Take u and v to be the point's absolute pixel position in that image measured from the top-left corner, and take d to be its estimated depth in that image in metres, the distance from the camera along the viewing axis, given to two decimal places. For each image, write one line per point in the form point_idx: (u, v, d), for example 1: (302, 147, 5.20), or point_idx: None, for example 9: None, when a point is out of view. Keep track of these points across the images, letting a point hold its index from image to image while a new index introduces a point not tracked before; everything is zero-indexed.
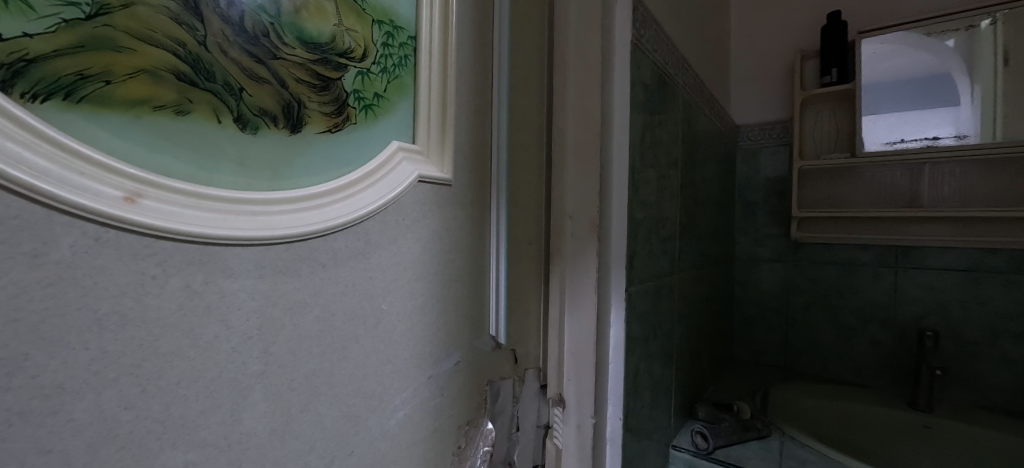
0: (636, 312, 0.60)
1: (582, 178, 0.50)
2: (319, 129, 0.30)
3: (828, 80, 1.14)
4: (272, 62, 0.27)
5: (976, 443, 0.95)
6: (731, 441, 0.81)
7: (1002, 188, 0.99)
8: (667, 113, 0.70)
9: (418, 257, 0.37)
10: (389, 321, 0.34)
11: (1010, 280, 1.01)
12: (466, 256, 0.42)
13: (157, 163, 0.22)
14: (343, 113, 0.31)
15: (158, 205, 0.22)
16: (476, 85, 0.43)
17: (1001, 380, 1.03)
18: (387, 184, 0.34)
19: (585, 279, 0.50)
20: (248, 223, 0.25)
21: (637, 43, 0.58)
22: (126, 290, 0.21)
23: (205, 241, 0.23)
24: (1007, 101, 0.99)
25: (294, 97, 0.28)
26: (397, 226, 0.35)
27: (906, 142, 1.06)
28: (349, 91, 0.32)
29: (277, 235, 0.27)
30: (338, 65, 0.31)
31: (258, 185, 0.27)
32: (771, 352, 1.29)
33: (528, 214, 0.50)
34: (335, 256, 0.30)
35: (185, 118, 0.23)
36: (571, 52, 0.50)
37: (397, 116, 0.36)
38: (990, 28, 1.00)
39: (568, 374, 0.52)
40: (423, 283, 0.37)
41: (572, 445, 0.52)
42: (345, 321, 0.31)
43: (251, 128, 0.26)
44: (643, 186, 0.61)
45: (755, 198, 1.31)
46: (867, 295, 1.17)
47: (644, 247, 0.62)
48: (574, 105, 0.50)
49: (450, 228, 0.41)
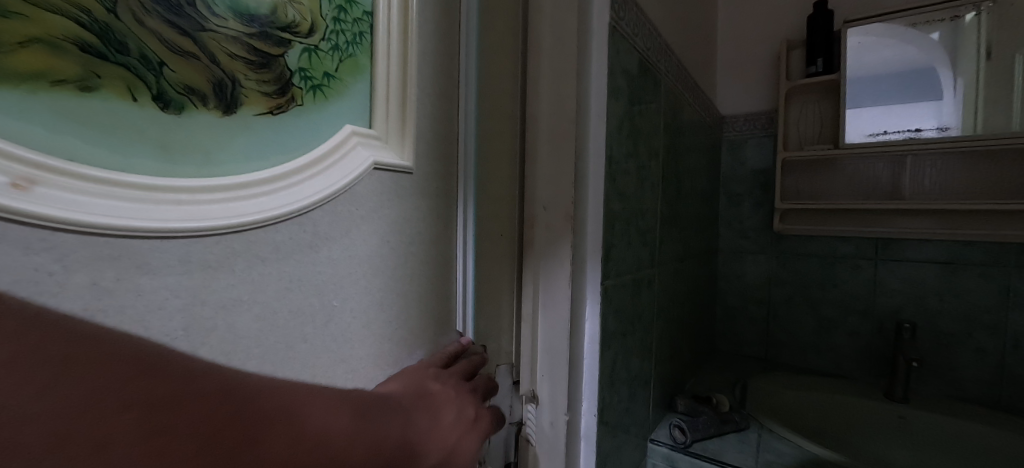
0: (613, 307, 0.58)
1: (556, 167, 0.48)
2: (258, 110, 0.28)
3: (814, 71, 1.12)
4: (200, 35, 0.25)
5: (950, 432, 0.95)
6: (709, 434, 0.80)
7: (981, 180, 1.00)
8: (649, 100, 0.68)
9: (374, 249, 0.34)
10: (342, 318, 0.32)
11: (986, 273, 1.01)
12: (431, 250, 0.40)
13: (55, 145, 0.20)
14: (286, 94, 0.29)
15: (57, 192, 0.20)
16: (442, 70, 0.41)
17: (975, 371, 1.03)
18: (337, 171, 0.31)
19: (560, 273, 0.49)
20: (171, 214, 0.23)
21: (617, 26, 0.55)
22: (17, 289, 0.19)
23: (114, 233, 0.21)
24: (989, 93, 0.98)
25: (227, 74, 0.26)
26: (350, 216, 0.32)
27: (890, 134, 1.06)
28: (294, 69, 0.29)
29: (206, 226, 0.24)
30: (281, 41, 0.29)
31: (185, 171, 0.24)
32: (753, 344, 1.30)
33: (499, 205, 0.47)
34: (278, 249, 0.28)
35: (91, 95, 0.21)
36: (545, 34, 0.47)
37: (350, 97, 0.33)
38: (975, 19, 0.99)
39: (542, 370, 0.50)
40: (380, 278, 0.35)
41: (546, 442, 0.51)
42: (289, 320, 0.29)
43: (175, 108, 0.24)
44: (621, 177, 0.59)
45: (740, 190, 1.30)
46: (848, 287, 1.16)
47: (622, 239, 0.60)
48: (548, 90, 0.48)
49: (413, 218, 0.38)
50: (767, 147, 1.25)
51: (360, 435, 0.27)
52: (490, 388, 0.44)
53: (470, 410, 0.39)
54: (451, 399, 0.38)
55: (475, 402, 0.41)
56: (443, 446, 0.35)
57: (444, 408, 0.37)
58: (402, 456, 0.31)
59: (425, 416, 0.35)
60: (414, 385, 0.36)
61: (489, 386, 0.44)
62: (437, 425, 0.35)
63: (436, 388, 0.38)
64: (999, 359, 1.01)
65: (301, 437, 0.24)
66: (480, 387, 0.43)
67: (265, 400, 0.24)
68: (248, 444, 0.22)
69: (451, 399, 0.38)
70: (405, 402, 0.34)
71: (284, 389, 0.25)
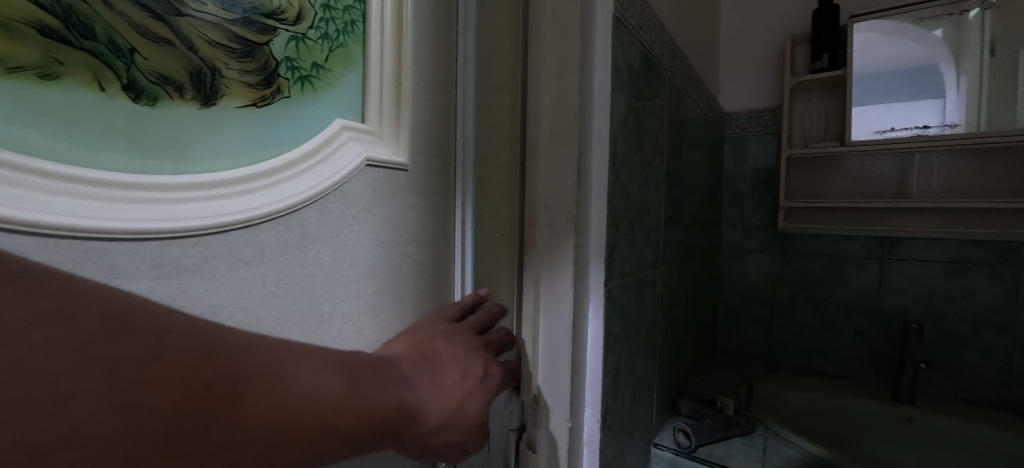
0: (616, 308, 0.56)
1: (559, 163, 0.46)
2: (242, 102, 0.26)
3: (819, 66, 1.11)
4: (176, 20, 0.23)
5: (958, 435, 0.93)
6: (713, 438, 0.78)
7: (990, 178, 0.98)
8: (653, 96, 0.66)
9: (368, 250, 0.32)
10: (333, 324, 0.30)
11: (995, 273, 1.00)
12: (428, 251, 0.38)
13: (14, 137, 0.18)
14: (272, 85, 0.27)
15: (14, 190, 0.18)
16: (439, 62, 0.39)
17: (983, 372, 1.02)
18: (328, 168, 0.29)
19: (563, 273, 0.47)
20: (144, 213, 0.21)
21: (620, 18, 0.53)
22: None
23: (80, 234, 0.20)
24: (996, 89, 0.96)
25: (207, 63, 0.24)
26: (342, 216, 0.30)
27: (898, 131, 1.04)
28: (281, 59, 0.28)
29: (184, 226, 0.23)
30: (266, 28, 0.27)
31: (160, 167, 0.22)
32: (755, 344, 1.28)
33: (499, 203, 0.46)
34: (263, 251, 0.26)
35: (54, 84, 0.19)
36: (547, 26, 0.46)
37: (341, 89, 0.31)
38: (978, 16, 0.98)
39: (544, 374, 0.49)
40: (374, 281, 0.33)
41: (548, 450, 0.49)
42: (275, 326, 0.27)
43: (148, 98, 0.22)
44: (625, 175, 0.57)
45: (743, 188, 1.28)
46: (852, 286, 1.15)
47: (626, 239, 0.58)
48: (549, 85, 0.46)
49: (408, 217, 0.36)
50: (771, 145, 1.23)
51: (353, 398, 0.27)
52: (506, 341, 0.44)
53: (478, 367, 0.38)
54: (457, 358, 0.36)
55: (486, 359, 0.39)
56: (441, 413, 0.33)
57: (448, 369, 0.35)
58: (398, 424, 0.30)
59: (424, 381, 0.33)
60: (418, 347, 0.35)
61: (505, 339, 0.44)
62: (439, 386, 0.34)
63: (441, 345, 0.36)
64: (1007, 360, 0.99)
65: (287, 401, 0.24)
66: (495, 340, 0.43)
67: (252, 361, 0.23)
68: (225, 407, 0.22)
69: (457, 357, 0.36)
70: (406, 365, 0.33)
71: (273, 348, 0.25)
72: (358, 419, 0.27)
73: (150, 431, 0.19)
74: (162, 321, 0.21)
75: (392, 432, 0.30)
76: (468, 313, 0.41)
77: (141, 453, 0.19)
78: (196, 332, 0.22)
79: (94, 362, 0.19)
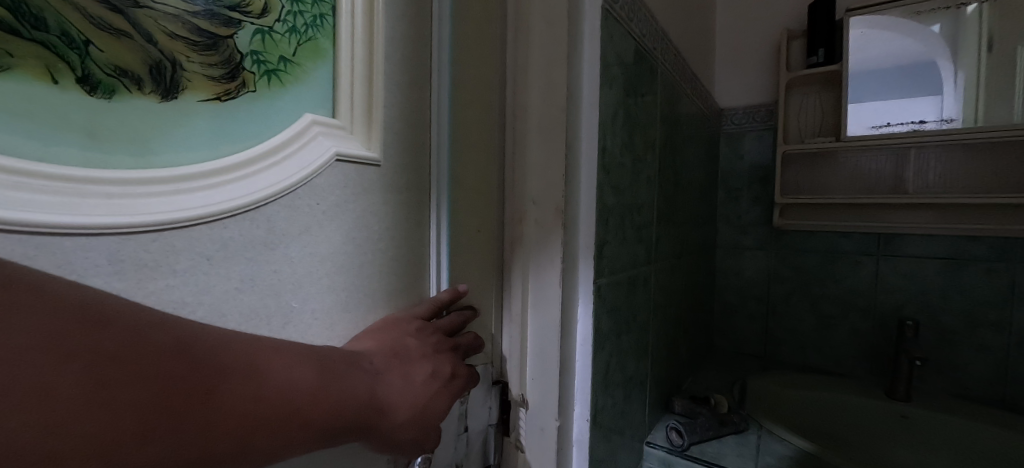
0: (606, 305, 0.55)
1: (546, 158, 0.45)
2: (205, 96, 0.25)
3: (815, 60, 1.09)
4: (134, 12, 0.22)
5: (952, 432, 0.92)
6: (706, 437, 0.78)
7: (986, 173, 0.97)
8: (645, 90, 0.65)
9: (339, 246, 0.32)
10: (302, 321, 0.30)
11: (990, 269, 0.99)
12: (404, 248, 0.38)
13: None
14: (237, 78, 0.26)
15: None
16: (415, 55, 0.38)
17: (978, 369, 1.01)
18: (296, 162, 0.28)
19: (549, 270, 0.46)
20: (99, 208, 0.21)
21: (611, 10, 0.52)
22: None
23: (31, 230, 0.19)
24: (993, 84, 0.95)
25: (167, 56, 0.23)
26: (311, 212, 0.29)
27: (894, 126, 1.03)
28: (246, 52, 0.27)
29: (143, 221, 0.22)
30: (230, 20, 0.26)
31: (120, 160, 0.22)
32: (750, 340, 1.28)
33: (483, 200, 0.45)
34: (227, 247, 0.25)
35: (4, 74, 0.19)
36: (534, 18, 0.45)
37: (311, 83, 0.31)
38: (976, 10, 0.97)
39: (532, 373, 0.48)
40: (345, 277, 0.32)
41: (536, 449, 0.49)
42: (239, 325, 0.26)
43: (104, 91, 0.21)
44: (615, 169, 0.56)
45: (738, 184, 1.28)
46: (847, 283, 1.14)
47: (616, 235, 0.57)
48: (537, 79, 0.45)
49: (382, 212, 0.35)
50: (766, 141, 1.22)
51: (327, 393, 0.27)
52: (474, 345, 0.43)
53: (447, 368, 0.37)
54: (427, 356, 0.36)
55: (455, 360, 0.39)
56: (411, 407, 0.33)
57: (417, 366, 0.35)
58: (369, 418, 0.30)
59: (396, 376, 0.33)
60: (389, 343, 0.34)
61: (473, 344, 0.43)
62: (408, 383, 0.34)
63: (412, 343, 0.35)
64: (1003, 357, 0.99)
65: (262, 394, 0.24)
66: (463, 344, 0.42)
67: (228, 356, 0.23)
68: (202, 401, 0.22)
69: (427, 355, 0.36)
70: (378, 361, 0.32)
71: (245, 345, 0.25)
72: (330, 413, 0.27)
73: (125, 423, 0.19)
74: (143, 315, 0.21)
75: (363, 426, 0.29)
76: (442, 311, 0.40)
77: (118, 440, 0.19)
78: (171, 328, 0.22)
79: (73, 353, 0.19)
